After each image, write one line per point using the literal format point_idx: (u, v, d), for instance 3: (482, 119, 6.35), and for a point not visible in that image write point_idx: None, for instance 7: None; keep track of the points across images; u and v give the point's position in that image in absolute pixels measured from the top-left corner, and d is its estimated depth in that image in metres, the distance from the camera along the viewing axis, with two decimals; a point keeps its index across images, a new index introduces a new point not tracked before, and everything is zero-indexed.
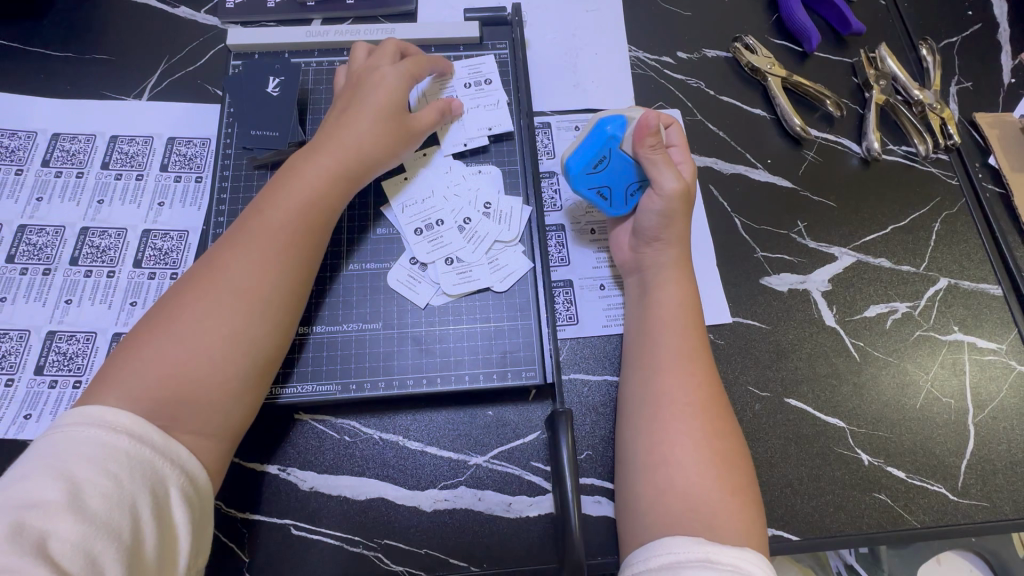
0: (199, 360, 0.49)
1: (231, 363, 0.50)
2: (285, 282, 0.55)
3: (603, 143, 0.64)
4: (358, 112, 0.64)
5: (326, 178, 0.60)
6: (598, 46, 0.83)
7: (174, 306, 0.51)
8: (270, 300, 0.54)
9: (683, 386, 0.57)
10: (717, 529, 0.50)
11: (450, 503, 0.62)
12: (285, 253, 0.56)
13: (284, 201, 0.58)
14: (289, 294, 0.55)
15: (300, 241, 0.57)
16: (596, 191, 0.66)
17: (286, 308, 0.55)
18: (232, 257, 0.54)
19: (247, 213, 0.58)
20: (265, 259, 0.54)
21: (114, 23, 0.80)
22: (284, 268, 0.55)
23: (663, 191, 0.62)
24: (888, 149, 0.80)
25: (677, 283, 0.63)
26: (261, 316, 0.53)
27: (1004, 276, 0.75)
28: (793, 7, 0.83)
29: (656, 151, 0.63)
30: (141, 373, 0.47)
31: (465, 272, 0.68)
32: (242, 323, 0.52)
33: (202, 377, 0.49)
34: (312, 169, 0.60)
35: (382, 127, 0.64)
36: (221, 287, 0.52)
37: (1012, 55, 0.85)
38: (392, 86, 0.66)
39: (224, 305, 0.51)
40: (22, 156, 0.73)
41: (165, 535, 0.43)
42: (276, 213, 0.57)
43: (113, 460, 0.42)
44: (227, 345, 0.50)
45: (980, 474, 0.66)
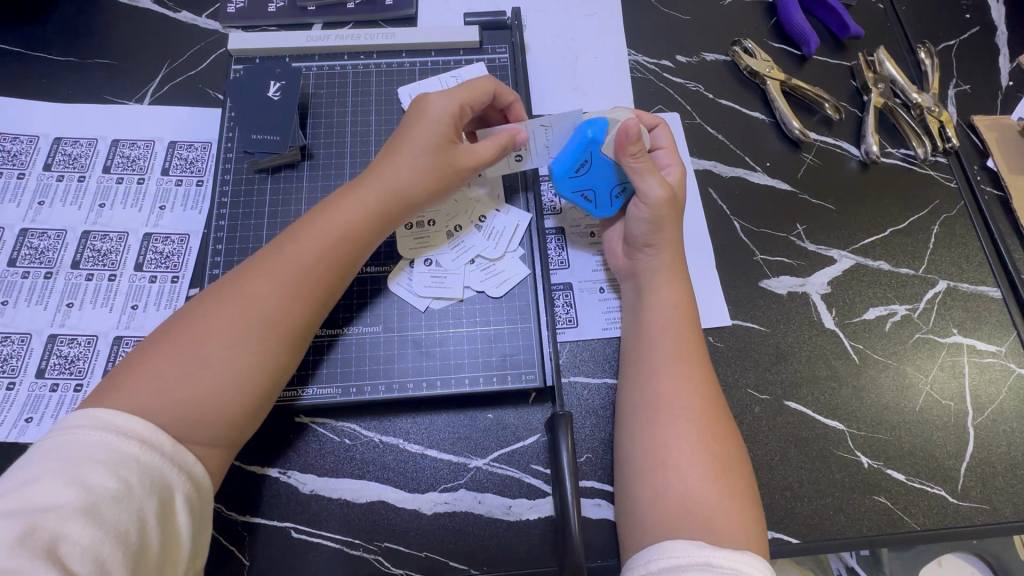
0: (224, 390, 0.49)
1: (252, 395, 0.50)
2: (311, 318, 0.55)
3: (584, 147, 0.64)
4: (405, 143, 0.62)
5: (361, 211, 0.59)
6: (597, 50, 0.84)
7: (202, 327, 0.50)
8: (294, 333, 0.54)
9: (681, 389, 0.57)
10: (717, 532, 0.50)
11: (450, 506, 0.62)
12: (317, 288, 0.55)
13: (318, 231, 0.57)
14: (310, 327, 0.55)
15: (331, 277, 0.56)
16: (579, 195, 0.67)
17: (306, 341, 0.55)
18: (265, 285, 0.53)
19: (278, 242, 0.57)
20: (297, 293, 0.54)
21: (114, 27, 0.80)
22: (312, 303, 0.55)
23: (648, 199, 0.63)
24: (887, 152, 0.80)
25: (672, 286, 0.63)
26: (280, 351, 0.52)
27: (1003, 279, 0.75)
28: (792, 10, 0.83)
29: (639, 158, 0.63)
30: (160, 393, 0.47)
31: (439, 278, 0.68)
32: (268, 358, 0.51)
33: (223, 405, 0.49)
34: (350, 200, 0.59)
35: (429, 167, 0.61)
36: (251, 317, 0.52)
37: (1010, 59, 0.85)
38: (441, 119, 0.62)
39: (253, 337, 0.51)
40: (24, 160, 0.73)
41: (170, 539, 0.43)
42: (310, 244, 0.56)
43: (123, 465, 0.42)
44: (251, 379, 0.50)
45: (981, 476, 0.66)
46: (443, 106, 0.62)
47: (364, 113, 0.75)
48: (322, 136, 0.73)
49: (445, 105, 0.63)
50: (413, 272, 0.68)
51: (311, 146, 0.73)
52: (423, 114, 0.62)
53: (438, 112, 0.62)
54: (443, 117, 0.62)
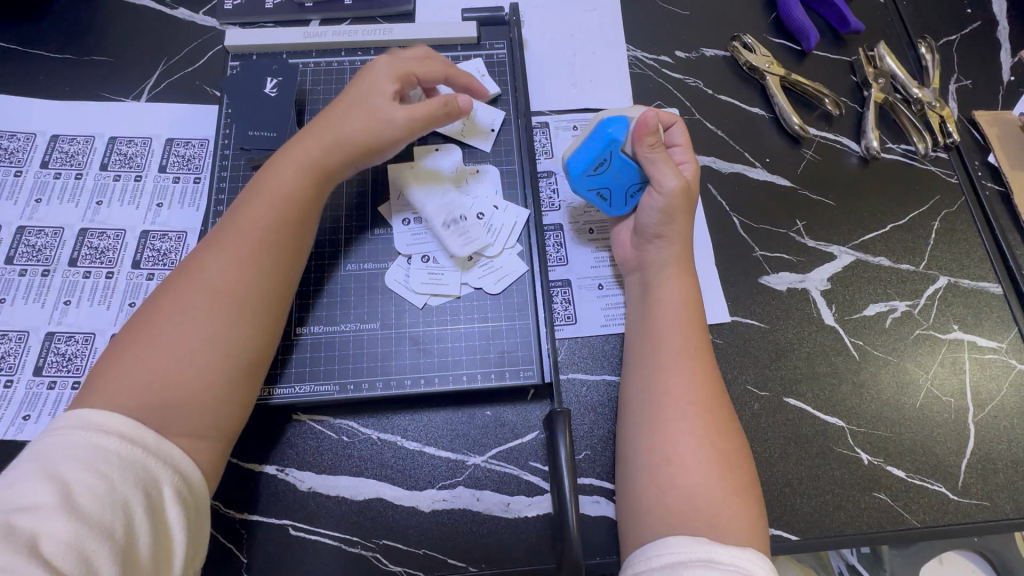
0: (180, 361, 0.49)
1: (215, 360, 0.50)
2: (264, 275, 0.55)
3: (605, 146, 0.64)
4: (340, 113, 0.62)
5: (299, 176, 0.59)
6: (596, 45, 0.83)
7: (154, 313, 0.51)
8: (253, 301, 0.53)
9: (687, 384, 0.57)
10: (720, 529, 0.50)
11: (449, 503, 0.62)
12: (266, 249, 0.55)
13: (260, 199, 0.58)
14: (269, 284, 0.55)
15: (278, 237, 0.57)
16: (595, 192, 0.66)
17: (268, 304, 0.54)
18: (209, 259, 0.54)
19: (228, 217, 0.57)
20: (241, 257, 0.54)
21: (112, 24, 0.80)
22: (262, 262, 0.55)
23: (662, 188, 0.62)
24: (888, 147, 0.80)
25: (680, 281, 0.63)
26: (241, 320, 0.52)
27: (1004, 274, 0.74)
28: (792, 6, 0.83)
29: (656, 149, 0.63)
30: (124, 378, 0.47)
31: (437, 274, 0.68)
32: (224, 322, 0.51)
33: (188, 376, 0.49)
34: (291, 167, 0.59)
35: (366, 126, 0.62)
36: (199, 288, 0.52)
37: (1012, 53, 0.85)
38: (378, 86, 0.63)
39: (203, 304, 0.51)
40: (21, 157, 0.73)
41: (160, 534, 0.43)
42: (252, 213, 0.57)
43: (103, 461, 0.42)
44: (209, 343, 0.50)
45: (981, 473, 0.66)
46: (376, 74, 0.64)
47: None
48: None
49: (379, 72, 0.64)
50: (411, 268, 0.68)
51: None
52: (356, 87, 0.64)
53: (373, 78, 0.64)
54: (380, 84, 0.64)
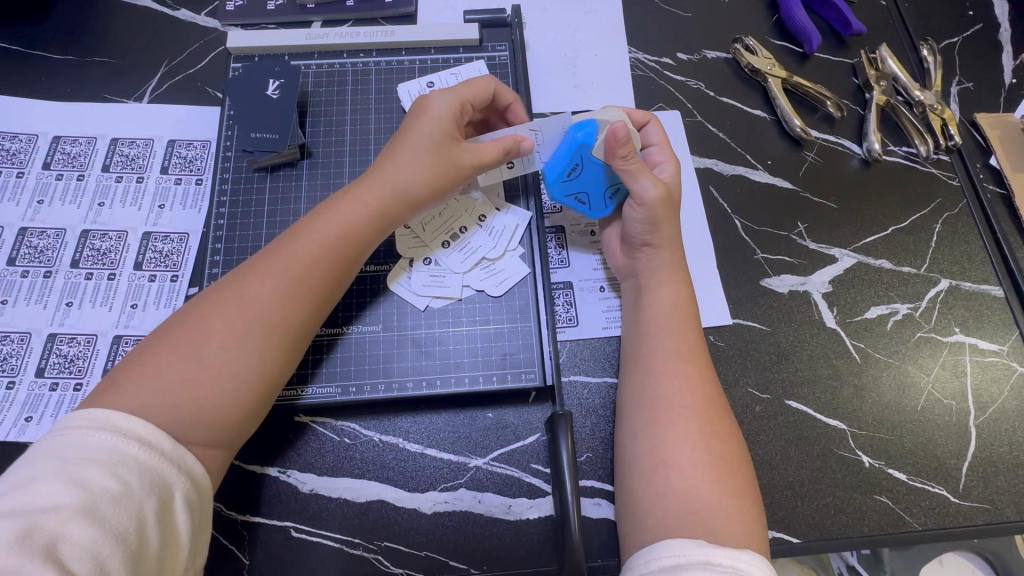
0: (224, 390, 0.49)
1: (252, 393, 0.51)
2: (311, 318, 0.55)
3: (574, 151, 0.63)
4: (406, 145, 0.61)
5: (362, 215, 0.58)
6: (597, 47, 0.83)
7: (202, 328, 0.50)
8: (292, 337, 0.53)
9: (682, 387, 0.57)
10: (717, 531, 0.50)
11: (451, 505, 0.62)
12: (316, 287, 0.55)
13: (316, 230, 0.57)
14: (310, 328, 0.55)
15: (331, 277, 0.56)
16: (574, 197, 0.66)
17: (306, 342, 0.55)
18: (263, 286, 0.53)
19: (278, 241, 0.57)
20: (294, 293, 0.54)
21: (113, 25, 0.80)
22: (312, 302, 0.55)
23: (643, 200, 0.62)
24: (889, 150, 0.80)
25: (675, 285, 0.63)
26: (280, 354, 0.52)
27: (1005, 277, 0.74)
28: (793, 7, 0.83)
29: (630, 160, 0.61)
30: (159, 394, 0.46)
31: (438, 276, 0.68)
32: (268, 357, 0.51)
33: (225, 403, 0.49)
34: (351, 203, 0.59)
35: (432, 164, 0.61)
36: (251, 317, 0.51)
37: (1013, 56, 0.85)
38: (443, 118, 0.62)
39: (254, 337, 0.51)
40: (22, 159, 0.73)
41: (168, 538, 0.43)
42: (308, 244, 0.56)
43: (121, 465, 0.42)
44: (252, 378, 0.50)
45: (982, 476, 0.66)
46: (443, 104, 0.63)
47: (363, 110, 0.75)
48: (321, 134, 0.73)
49: (445, 102, 0.63)
50: (412, 271, 0.68)
51: (310, 145, 0.73)
52: (422, 114, 0.63)
53: (438, 111, 0.62)
54: (446, 117, 0.62)
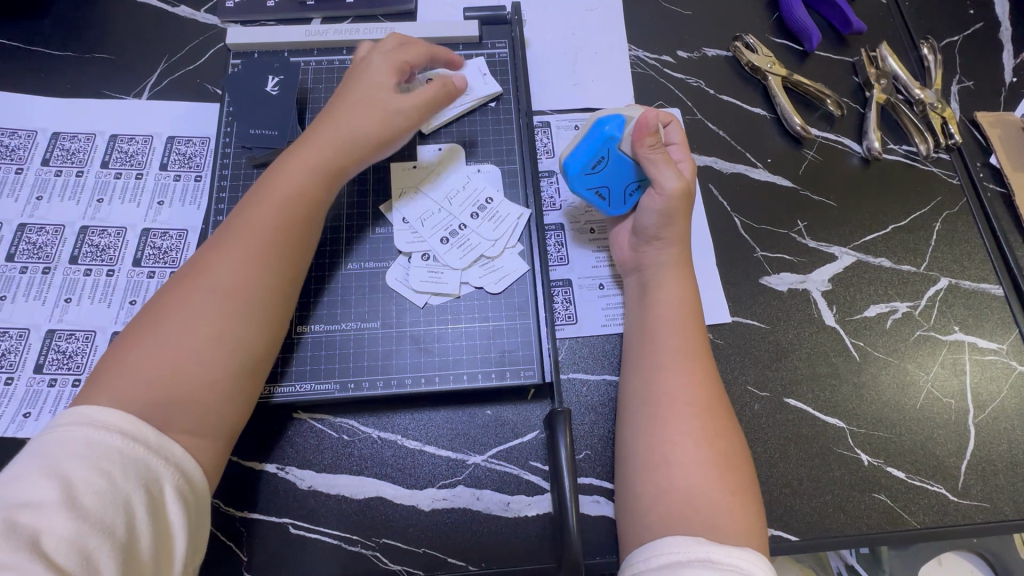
0: (189, 359, 0.49)
1: (222, 359, 0.50)
2: (273, 275, 0.54)
3: (602, 143, 0.64)
4: (345, 108, 0.62)
5: (312, 175, 0.59)
6: (597, 45, 0.83)
7: (162, 308, 0.51)
8: (258, 299, 0.53)
9: (685, 386, 0.57)
10: (719, 529, 0.50)
11: (449, 502, 0.62)
12: (276, 247, 0.55)
13: (268, 195, 0.57)
14: (277, 286, 0.55)
15: (290, 236, 0.56)
16: (594, 191, 0.66)
17: (276, 301, 0.55)
18: (220, 256, 0.53)
19: (235, 213, 0.57)
20: (248, 254, 0.54)
21: (113, 22, 0.80)
22: (269, 260, 0.54)
23: (665, 190, 0.62)
24: (889, 148, 0.80)
25: (679, 283, 0.63)
26: (245, 314, 0.52)
27: (1005, 275, 0.74)
28: (793, 5, 0.83)
29: (656, 150, 0.63)
30: (129, 376, 0.47)
31: (436, 272, 0.68)
32: (232, 320, 0.51)
33: (193, 374, 0.49)
34: (299, 164, 0.59)
35: (370, 115, 0.62)
36: (207, 285, 0.52)
37: (1014, 55, 0.85)
38: (375, 76, 0.63)
39: (211, 302, 0.51)
40: (22, 155, 0.73)
41: (161, 532, 0.43)
42: (260, 209, 0.56)
43: (106, 458, 0.42)
44: (216, 343, 0.50)
45: (982, 474, 0.66)
46: (374, 63, 0.64)
47: None
48: None
49: (374, 61, 0.65)
50: (411, 267, 0.68)
51: None
52: (356, 78, 0.64)
53: (369, 70, 0.64)
54: (379, 77, 0.63)
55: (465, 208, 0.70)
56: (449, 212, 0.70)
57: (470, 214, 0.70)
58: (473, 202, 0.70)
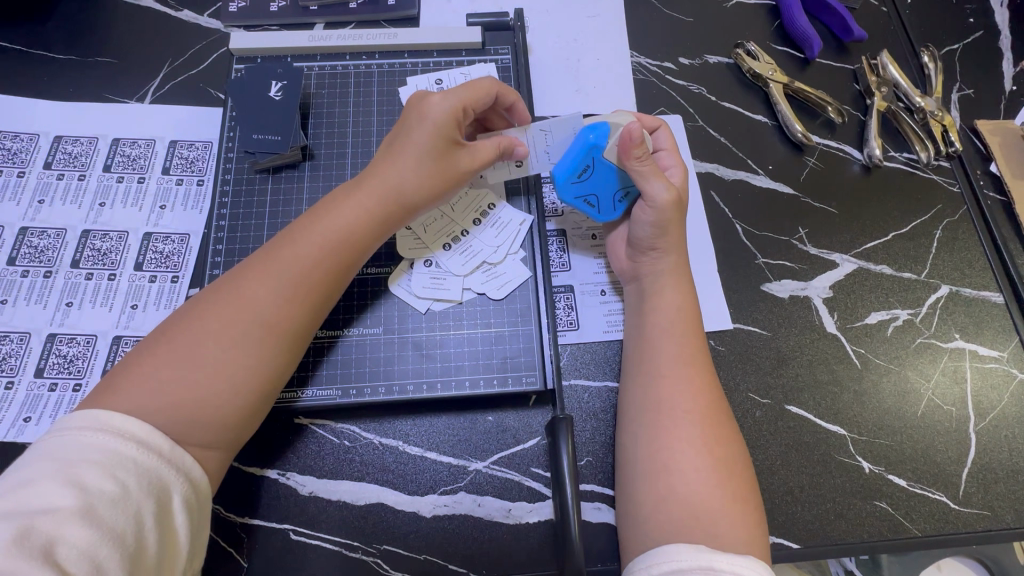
0: (221, 389, 0.49)
1: (253, 395, 0.50)
2: (312, 318, 0.55)
3: (586, 152, 0.63)
4: (403, 150, 0.60)
5: (363, 219, 0.58)
6: (600, 51, 0.83)
7: (198, 328, 0.50)
8: (289, 343, 0.53)
9: (683, 392, 0.57)
10: (719, 536, 0.50)
11: (450, 508, 0.62)
12: (316, 292, 0.55)
13: (314, 232, 0.56)
14: (306, 333, 0.55)
15: (331, 282, 0.56)
16: (582, 198, 0.66)
17: (304, 344, 0.55)
18: (261, 288, 0.53)
19: (277, 242, 0.56)
20: (294, 296, 0.53)
21: (115, 25, 0.80)
22: (314, 301, 0.55)
23: (654, 202, 0.62)
24: (890, 156, 0.80)
25: (678, 290, 0.63)
26: (279, 357, 0.52)
27: (1005, 283, 0.74)
28: (794, 13, 0.83)
29: (644, 162, 0.62)
30: (157, 391, 0.47)
31: (438, 278, 0.68)
32: (267, 357, 0.51)
33: (222, 404, 0.49)
34: (348, 207, 0.58)
35: (428, 168, 0.60)
36: (244, 316, 0.51)
37: (1014, 63, 0.85)
38: (439, 116, 0.60)
39: (250, 333, 0.51)
40: (24, 158, 0.73)
41: (167, 542, 0.43)
42: (307, 242, 0.56)
43: (120, 466, 0.42)
44: (249, 379, 0.50)
45: (982, 481, 0.66)
46: (442, 103, 0.60)
47: (365, 113, 0.75)
48: (323, 136, 0.73)
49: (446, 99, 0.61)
50: (413, 273, 0.68)
51: (313, 146, 0.73)
52: (419, 114, 0.61)
53: (438, 109, 0.60)
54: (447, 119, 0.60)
55: (468, 214, 0.70)
56: (452, 218, 0.70)
57: (473, 220, 0.70)
58: (475, 208, 0.71)
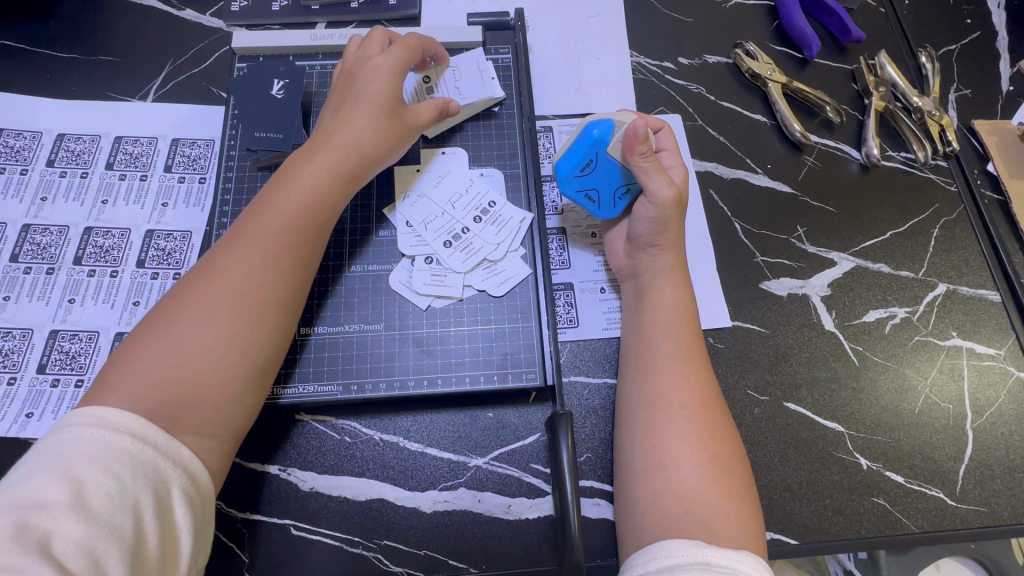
0: (204, 358, 0.49)
1: (240, 362, 0.51)
2: (287, 282, 0.55)
3: (591, 145, 0.65)
4: (354, 110, 0.62)
5: (327, 180, 0.59)
6: (600, 50, 0.84)
7: (175, 306, 0.51)
8: (270, 306, 0.53)
9: (679, 387, 0.58)
10: (717, 532, 0.50)
11: (450, 504, 0.62)
12: (288, 253, 0.55)
13: (279, 196, 0.57)
14: (287, 291, 0.55)
15: (303, 241, 0.57)
16: (583, 194, 0.67)
17: (290, 307, 0.55)
18: (231, 257, 0.54)
19: (246, 215, 0.57)
20: (264, 259, 0.54)
21: (119, 24, 0.81)
22: (287, 267, 0.55)
23: (656, 198, 0.63)
24: (888, 155, 0.80)
25: (675, 288, 0.64)
26: (258, 318, 0.52)
27: (1002, 282, 0.75)
28: (793, 13, 0.83)
29: (647, 158, 0.62)
30: (142, 374, 0.47)
31: (439, 274, 0.68)
32: (246, 326, 0.51)
33: (207, 381, 0.49)
34: (311, 169, 0.59)
35: (381, 122, 0.62)
36: (218, 287, 0.52)
37: (1011, 63, 0.85)
38: (380, 74, 0.64)
39: (223, 305, 0.51)
40: (27, 156, 0.73)
41: (167, 536, 0.43)
42: (275, 210, 0.56)
43: (116, 461, 0.42)
44: (230, 351, 0.50)
45: (979, 478, 0.66)
46: (383, 61, 0.64)
47: None
48: None
49: (384, 57, 0.65)
50: (413, 270, 0.68)
51: None
52: (365, 74, 0.64)
53: (380, 67, 0.64)
54: (387, 74, 0.64)
55: (468, 211, 0.71)
56: (452, 214, 0.70)
57: (474, 217, 0.70)
58: (476, 205, 0.71)
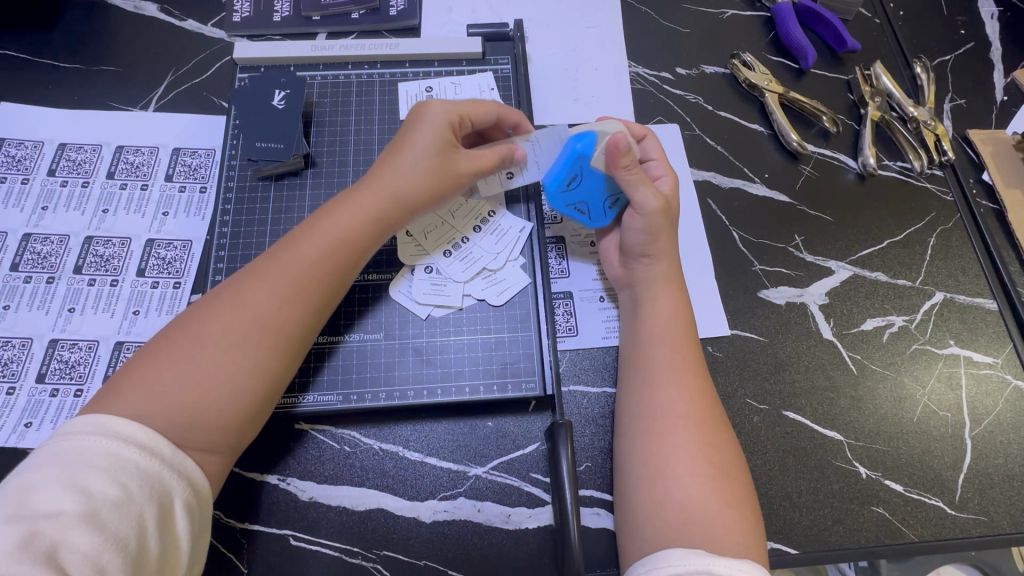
0: (222, 390, 0.49)
1: (254, 394, 0.51)
2: (309, 321, 0.55)
3: (574, 162, 0.64)
4: (402, 154, 0.62)
5: (362, 220, 0.59)
6: (598, 61, 0.85)
7: (197, 329, 0.51)
8: (289, 343, 0.53)
9: (679, 397, 0.58)
10: (717, 541, 0.50)
11: (450, 514, 0.62)
12: (314, 290, 0.55)
13: (315, 233, 0.57)
14: (307, 329, 0.55)
15: (331, 280, 0.56)
16: (573, 207, 0.67)
17: (306, 341, 0.55)
18: (261, 290, 0.53)
19: (275, 245, 0.57)
20: (293, 295, 0.54)
21: (120, 34, 0.81)
22: (311, 306, 0.55)
23: (643, 210, 0.63)
24: (884, 164, 0.81)
25: (671, 298, 0.64)
26: (280, 355, 0.53)
27: (999, 291, 0.75)
28: (788, 24, 0.84)
29: (631, 171, 0.62)
30: (160, 396, 0.47)
31: (438, 284, 0.68)
32: (270, 359, 0.52)
33: (223, 407, 0.49)
34: (349, 210, 0.59)
35: (428, 172, 0.61)
36: (243, 318, 0.51)
37: (1005, 74, 0.87)
38: (436, 123, 0.62)
39: (249, 339, 0.51)
40: (28, 165, 0.74)
41: (168, 547, 0.43)
42: (310, 244, 0.56)
43: (124, 470, 0.42)
44: (247, 381, 0.50)
45: (978, 487, 0.66)
46: (441, 110, 0.63)
47: (367, 121, 0.75)
48: (324, 144, 0.74)
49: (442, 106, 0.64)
50: (413, 279, 0.68)
51: (314, 154, 0.73)
52: (419, 121, 0.63)
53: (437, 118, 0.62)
54: (440, 124, 0.62)
55: (467, 222, 0.71)
56: (451, 224, 0.71)
57: (474, 228, 0.71)
58: (475, 215, 0.71)
